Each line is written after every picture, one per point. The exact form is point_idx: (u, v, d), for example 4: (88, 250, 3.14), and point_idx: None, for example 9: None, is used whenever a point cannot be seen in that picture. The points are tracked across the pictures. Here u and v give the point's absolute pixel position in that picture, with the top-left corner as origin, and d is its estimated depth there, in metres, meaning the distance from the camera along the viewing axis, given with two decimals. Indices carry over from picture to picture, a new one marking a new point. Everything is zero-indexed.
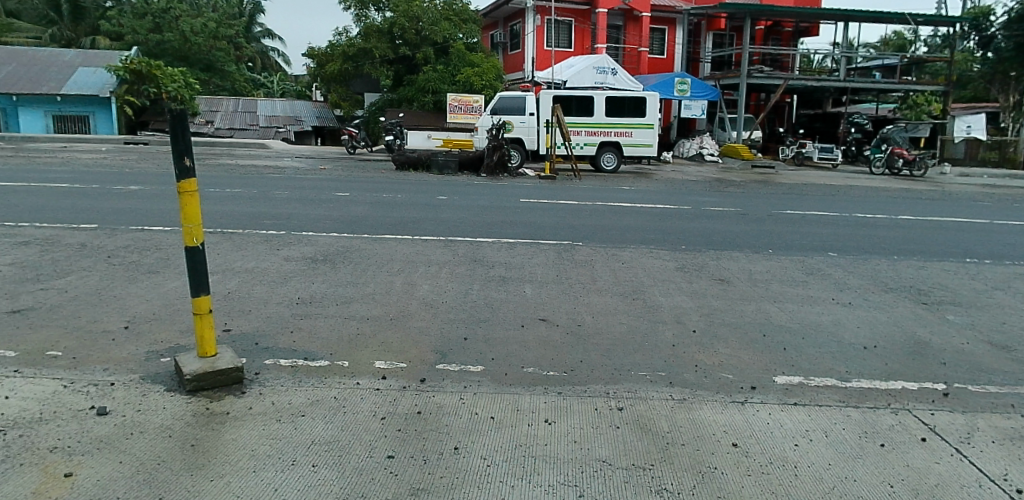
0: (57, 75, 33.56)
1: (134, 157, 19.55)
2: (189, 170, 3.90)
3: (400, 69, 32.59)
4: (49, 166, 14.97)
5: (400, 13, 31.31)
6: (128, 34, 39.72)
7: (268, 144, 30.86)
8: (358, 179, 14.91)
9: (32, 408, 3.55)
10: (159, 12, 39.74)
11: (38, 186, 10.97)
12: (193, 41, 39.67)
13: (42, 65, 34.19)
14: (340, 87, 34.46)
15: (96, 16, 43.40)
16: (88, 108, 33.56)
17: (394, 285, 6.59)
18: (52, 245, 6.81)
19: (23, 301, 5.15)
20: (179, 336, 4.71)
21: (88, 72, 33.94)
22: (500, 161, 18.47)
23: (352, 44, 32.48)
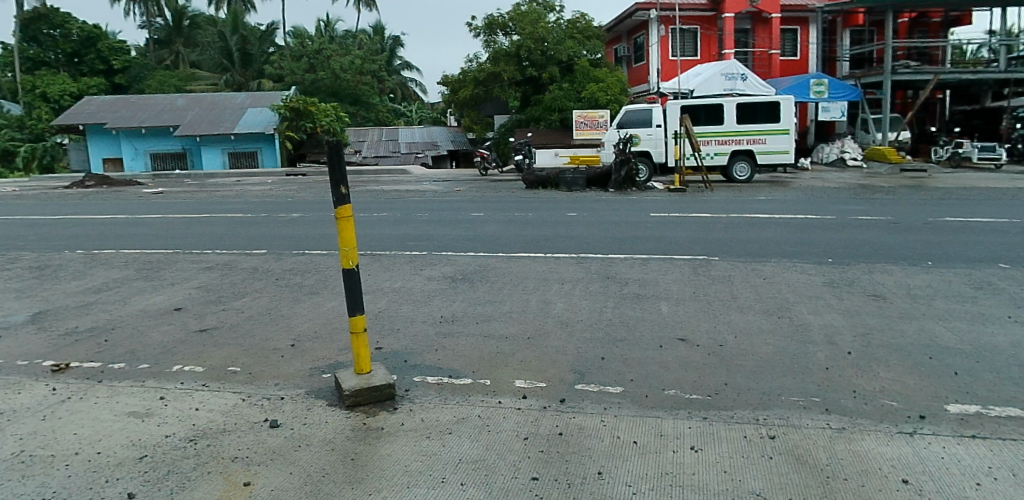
0: (231, 116, 37.46)
1: (294, 187, 21.44)
2: (344, 197, 4.19)
3: (527, 89, 33.42)
4: (227, 199, 16.74)
5: (526, 35, 31.96)
6: (288, 75, 43.81)
7: (408, 170, 32.50)
8: (492, 199, 15.36)
9: (218, 420, 3.95)
10: (313, 54, 43.55)
11: (219, 217, 12.28)
12: (343, 78, 43.20)
13: (219, 108, 38.42)
14: (472, 111, 35.73)
15: (261, 61, 47.62)
16: (257, 144, 37.27)
17: (530, 303, 6.65)
18: (230, 269, 7.61)
19: (209, 321, 5.77)
20: (338, 353, 5.05)
21: (256, 112, 37.72)
22: (628, 176, 18.35)
23: (482, 69, 33.49)
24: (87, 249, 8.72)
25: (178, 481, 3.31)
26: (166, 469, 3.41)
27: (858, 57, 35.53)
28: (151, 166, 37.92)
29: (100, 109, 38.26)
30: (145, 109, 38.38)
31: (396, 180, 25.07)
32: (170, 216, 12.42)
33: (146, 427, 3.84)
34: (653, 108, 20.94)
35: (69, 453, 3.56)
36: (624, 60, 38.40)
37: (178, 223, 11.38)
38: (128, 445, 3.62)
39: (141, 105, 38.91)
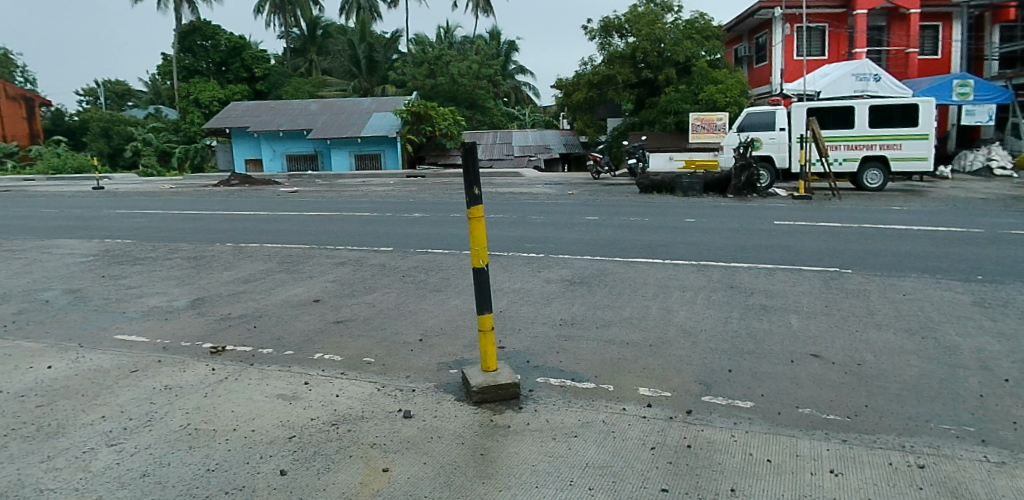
0: (357, 120, 39.54)
1: (414, 188, 22.34)
2: (477, 198, 4.27)
3: (641, 92, 32.94)
4: (355, 199, 17.68)
5: (643, 37, 31.48)
6: (410, 81, 45.81)
7: (521, 172, 32.88)
8: (606, 203, 15.25)
9: (356, 406, 4.17)
10: (434, 60, 45.31)
11: (349, 215, 12.99)
12: (460, 83, 44.47)
13: (346, 112, 40.68)
14: (585, 113, 35.11)
15: (385, 68, 50.11)
16: (380, 147, 39.14)
17: (650, 310, 6.51)
18: (360, 265, 8.02)
19: (344, 312, 6.12)
20: (464, 350, 5.18)
21: (381, 116, 39.56)
22: (749, 182, 17.63)
23: (596, 72, 33.14)
24: (234, 242, 9.49)
25: (323, 462, 3.51)
26: (309, 450, 3.63)
27: (1009, 55, 32.25)
28: (286, 167, 40.85)
29: (244, 114, 41.62)
30: (281, 114, 41.31)
31: (510, 183, 25.50)
32: (306, 214, 13.28)
33: (294, 409, 4.14)
34: (776, 110, 19.99)
35: (227, 428, 3.90)
36: (745, 61, 36.94)
37: (313, 220, 12.15)
38: (280, 425, 3.91)
39: (277, 110, 41.94)
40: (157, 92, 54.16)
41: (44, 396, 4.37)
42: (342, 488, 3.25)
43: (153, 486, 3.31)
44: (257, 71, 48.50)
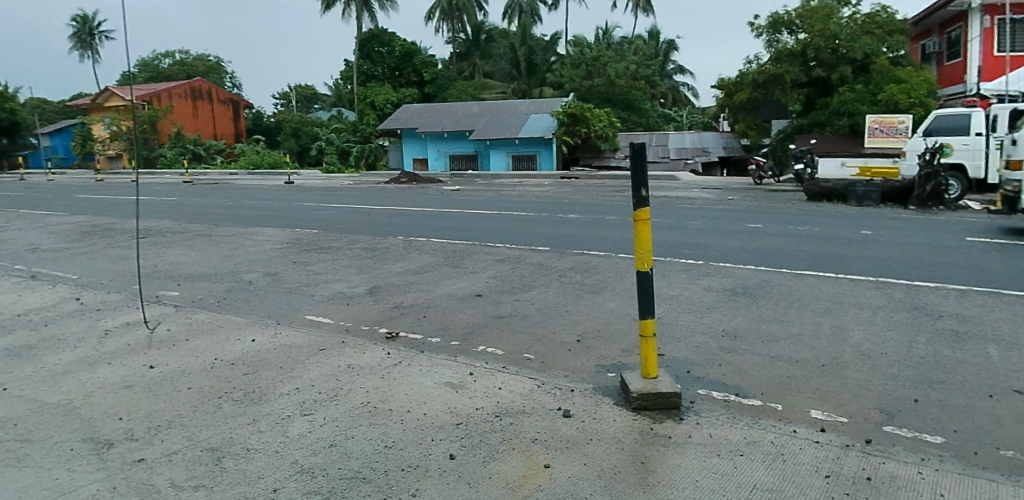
0: (515, 121, 40.65)
1: (569, 189, 22.63)
2: (644, 200, 4.23)
3: (811, 92, 30.83)
4: (514, 198, 18.28)
5: (815, 34, 29.07)
6: (567, 82, 46.32)
7: (678, 176, 31.99)
8: (769, 210, 14.46)
9: (518, 401, 4.36)
10: (591, 61, 45.44)
11: (507, 214, 13.49)
12: (617, 84, 44.29)
13: (505, 114, 41.95)
14: (748, 115, 33.23)
15: (544, 70, 51.14)
16: (536, 148, 39.85)
17: (821, 327, 6.09)
18: (520, 263, 8.35)
19: (504, 309, 6.51)
20: (623, 355, 5.21)
21: (538, 119, 40.40)
22: (935, 192, 15.93)
23: (761, 71, 30.86)
24: (405, 236, 10.21)
25: (488, 451, 3.70)
26: (473, 437, 3.86)
27: None
28: (449, 167, 42.91)
29: (413, 116, 44.39)
30: (445, 115, 43.56)
31: (665, 186, 24.97)
32: (469, 211, 13.97)
33: (460, 398, 4.43)
34: (973, 112, 17.67)
35: (402, 409, 4.28)
36: (933, 57, 33.02)
37: (474, 217, 12.72)
38: (449, 411, 4.21)
39: (442, 112, 44.28)
40: (339, 96, 59.46)
41: (251, 365, 5.06)
42: (507, 479, 3.39)
43: (340, 455, 3.70)
44: (426, 75, 51.72)
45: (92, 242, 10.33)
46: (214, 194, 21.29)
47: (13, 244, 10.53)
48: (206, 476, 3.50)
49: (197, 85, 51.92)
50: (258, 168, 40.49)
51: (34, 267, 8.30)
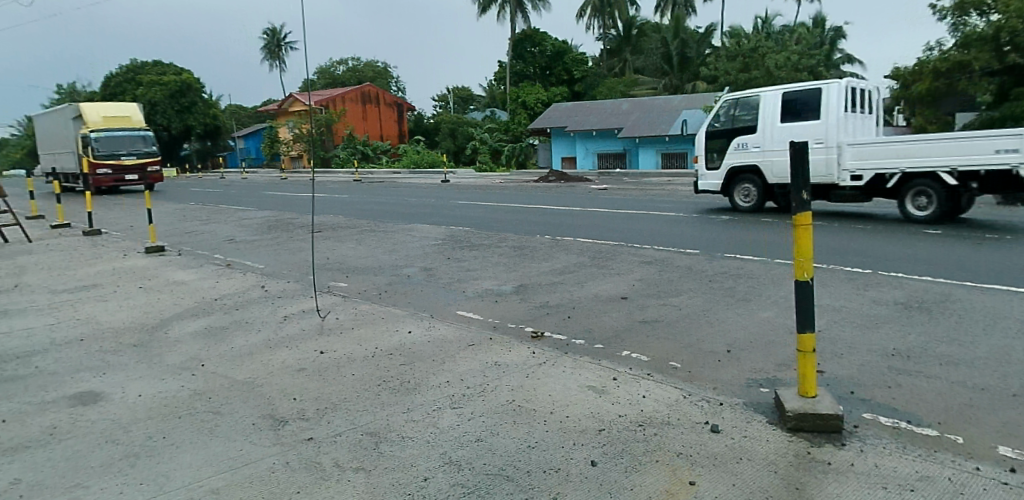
0: (666, 119, 39.43)
1: None
2: (805, 204, 3.89)
3: (1004, 80, 26.39)
4: (662, 198, 17.77)
5: (1012, 12, 25.21)
6: (722, 76, 43.93)
7: None
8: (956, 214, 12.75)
9: (662, 410, 4.21)
10: (748, 52, 42.79)
11: (655, 215, 13.16)
12: (777, 77, 41.00)
13: (656, 111, 40.77)
14: (925, 109, 29.26)
15: (697, 63, 49.22)
16: (687, 145, 38.62)
17: (1018, 351, 5.21)
18: (667, 266, 8.10)
19: (650, 313, 6.35)
20: (776, 369, 4.86)
21: (689, 114, 39.21)
22: None
23: (946, 58, 27.59)
24: (552, 235, 10.31)
25: (631, 461, 3.59)
26: (612, 443, 3.79)
27: None
28: (598, 165, 42.56)
29: (562, 115, 44.40)
30: (594, 113, 43.27)
31: None
32: (616, 211, 13.81)
33: (603, 402, 4.38)
34: None
35: (545, 410, 4.30)
36: None
37: (620, 218, 12.51)
38: (592, 416, 4.17)
39: (591, 110, 44.06)
40: (493, 96, 61.42)
41: (406, 357, 5.37)
42: (648, 492, 3.27)
43: (486, 450, 3.79)
44: (576, 73, 51.81)
45: (276, 235, 11.52)
46: (378, 192, 22.86)
47: (214, 235, 12.03)
48: (365, 459, 3.76)
49: (367, 90, 56.49)
50: (416, 167, 43.02)
51: (230, 256, 9.42)
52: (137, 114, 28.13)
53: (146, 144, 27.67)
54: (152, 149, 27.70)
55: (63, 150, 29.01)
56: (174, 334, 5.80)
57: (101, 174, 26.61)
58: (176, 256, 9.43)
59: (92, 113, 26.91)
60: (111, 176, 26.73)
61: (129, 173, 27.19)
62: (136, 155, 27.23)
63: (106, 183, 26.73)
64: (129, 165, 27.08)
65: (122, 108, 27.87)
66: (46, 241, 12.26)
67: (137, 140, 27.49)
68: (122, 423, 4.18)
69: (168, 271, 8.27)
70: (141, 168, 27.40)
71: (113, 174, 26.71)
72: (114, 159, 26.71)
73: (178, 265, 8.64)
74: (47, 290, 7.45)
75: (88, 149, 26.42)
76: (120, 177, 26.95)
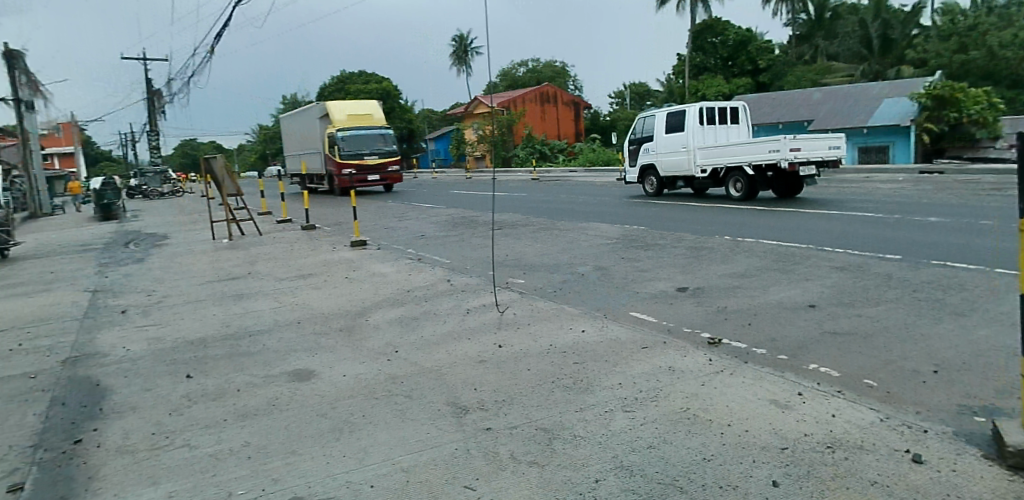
0: (867, 108, 35.28)
1: (931, 187, 19.07)
2: None
3: None
4: (860, 197, 16.02)
5: None
6: (933, 59, 38.65)
7: None
8: None
9: (853, 433, 3.79)
10: (966, 30, 37.28)
11: (850, 215, 11.92)
12: (1003, 57, 35.30)
13: (853, 100, 36.60)
14: None
15: (903, 45, 43.92)
16: (891, 138, 33.19)
17: None
18: (862, 273, 7.30)
19: (841, 324, 5.76)
20: (998, 396, 4.15)
21: (893, 104, 34.27)
22: None
23: None
24: (732, 236, 9.77)
25: (817, 486, 3.27)
26: (801, 464, 3.49)
27: None
28: None
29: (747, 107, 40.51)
30: (782, 105, 39.34)
31: None
32: (804, 211, 12.73)
33: (786, 419, 4.04)
34: None
35: (722, 422, 4.08)
36: None
37: (809, 218, 11.52)
38: (773, 432, 3.87)
39: (778, 101, 40.09)
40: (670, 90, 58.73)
41: (578, 355, 5.39)
42: None
43: (658, 458, 3.68)
44: (761, 62, 48.21)
45: (460, 232, 12.19)
46: (554, 191, 23.27)
47: (406, 231, 13.04)
48: (538, 454, 3.83)
49: (543, 91, 57.85)
50: (587, 165, 43.22)
51: (420, 251, 10.13)
52: (376, 112, 28.34)
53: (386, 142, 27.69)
54: (391, 147, 27.71)
55: (308, 150, 30.25)
56: (373, 321, 6.36)
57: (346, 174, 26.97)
58: (374, 250, 10.36)
59: (338, 111, 27.32)
60: (355, 176, 27.02)
61: (371, 173, 27.37)
62: (377, 154, 27.37)
63: (351, 183, 27.05)
64: (371, 164, 27.27)
65: (363, 104, 28.18)
66: (274, 234, 14.14)
67: (377, 139, 27.56)
68: (328, 400, 4.67)
69: (368, 264, 9.11)
70: (381, 167, 27.53)
71: (357, 174, 27.04)
72: (358, 159, 26.93)
73: (376, 258, 9.49)
74: (273, 277, 8.59)
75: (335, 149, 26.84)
76: (362, 177, 27.19)
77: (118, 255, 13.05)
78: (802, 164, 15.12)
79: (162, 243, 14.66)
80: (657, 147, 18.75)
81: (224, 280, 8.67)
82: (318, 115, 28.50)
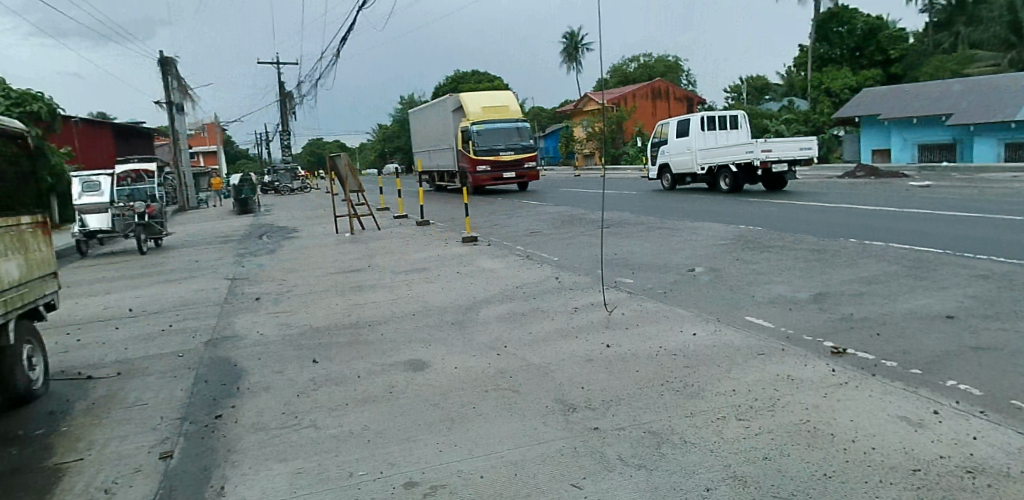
0: (1013, 99, 31.26)
1: None
2: None
3: None
4: (1009, 198, 14.38)
5: None
6: None
7: None
8: None
9: (1000, 459, 3.40)
10: None
11: (998, 218, 10.74)
12: None
13: (1001, 91, 32.66)
14: None
15: None
16: None
17: None
18: (1010, 282, 6.56)
19: (986, 338, 5.20)
20: None
21: None
22: None
23: None
24: (857, 238, 9.11)
25: None
26: (942, 484, 3.19)
27: None
28: (919, 158, 35.33)
29: (878, 99, 37.34)
30: (918, 96, 35.80)
31: None
32: (942, 212, 11.62)
33: (918, 438, 3.71)
34: None
35: (846, 437, 3.80)
36: None
37: (947, 221, 10.56)
38: (904, 451, 3.56)
39: (915, 94, 36.32)
40: (790, 84, 55.45)
41: (690, 359, 5.23)
42: None
43: (774, 470, 3.49)
44: (894, 53, 44.38)
45: (568, 230, 12.20)
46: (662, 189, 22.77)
47: (516, 228, 13.22)
48: (647, 457, 3.75)
49: (656, 86, 56.43)
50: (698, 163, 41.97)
51: (528, 248, 10.24)
52: (512, 105, 27.51)
53: (522, 137, 26.72)
54: (527, 142, 26.73)
55: (439, 146, 30.20)
56: (483, 316, 6.50)
57: (480, 171, 26.42)
58: (484, 246, 10.60)
59: (473, 104, 26.93)
60: (489, 172, 26.39)
61: (507, 170, 26.61)
62: (513, 151, 26.52)
63: (485, 180, 26.45)
64: (506, 161, 26.51)
65: (499, 98, 27.49)
66: (391, 229, 14.81)
67: (512, 133, 26.74)
68: (441, 391, 4.82)
69: (478, 259, 9.32)
70: (517, 164, 26.65)
71: (491, 171, 26.39)
72: (493, 155, 26.28)
73: (485, 254, 9.69)
74: (390, 270, 8.99)
75: (470, 145, 26.31)
76: (498, 174, 26.44)
77: (254, 246, 14.20)
78: (774, 162, 18.28)
79: (291, 236, 15.78)
80: (671, 150, 22.34)
81: (345, 272, 9.19)
82: (453, 110, 28.19)
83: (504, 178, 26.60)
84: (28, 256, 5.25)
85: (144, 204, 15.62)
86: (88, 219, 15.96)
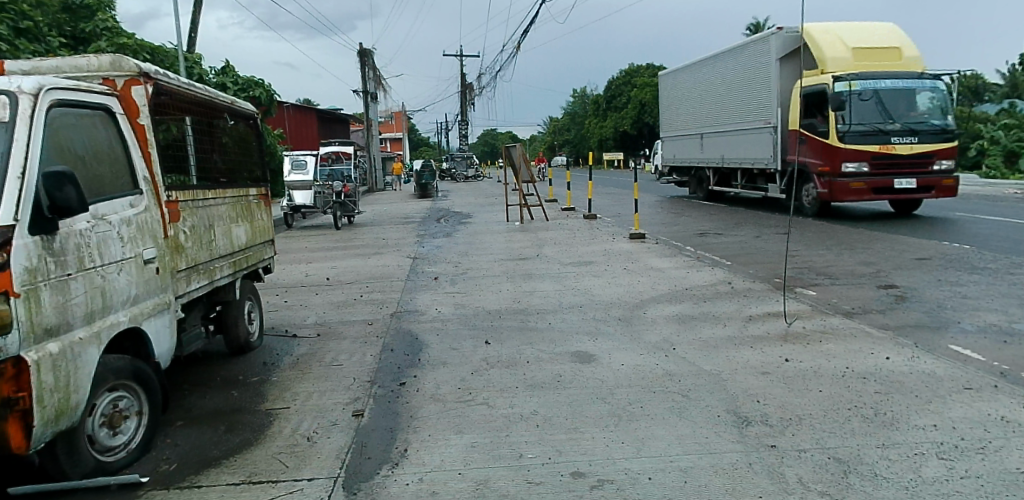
0: None
1: None
2: None
3: None
4: None
5: None
6: None
7: None
8: None
9: None
10: None
11: None
12: None
13: None
14: None
15: None
16: None
17: None
18: None
19: None
20: None
21: None
22: None
23: None
24: None
25: None
26: None
27: None
28: None
29: None
30: None
31: None
32: None
33: None
34: None
35: None
36: None
37: None
38: None
39: None
40: (1013, 85, 48.44)
41: (883, 385, 4.75)
42: None
43: None
44: None
45: (743, 234, 11.63)
46: None
47: (685, 228, 12.86)
48: (831, 485, 3.44)
49: None
50: None
51: (699, 250, 9.87)
52: (905, 47, 14.96)
53: (929, 113, 14.35)
54: (939, 123, 14.27)
55: (723, 125, 19.47)
56: (651, 315, 6.38)
57: (848, 172, 14.40)
58: (653, 244, 10.42)
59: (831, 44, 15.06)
60: (863, 176, 14.38)
61: (899, 175, 14.33)
62: (912, 136, 14.16)
63: (852, 190, 14.49)
64: (900, 157, 14.23)
65: (876, 34, 15.15)
66: (558, 221, 15.09)
67: (912, 102, 14.36)
68: (608, 385, 4.80)
69: (647, 257, 9.18)
70: (919, 163, 14.27)
71: (869, 174, 14.32)
72: (877, 143, 14.21)
73: (654, 253, 9.51)
74: (558, 262, 9.13)
75: (832, 119, 14.53)
76: (881, 180, 14.29)
77: (433, 229, 15.13)
78: None
79: (466, 221, 16.57)
80: None
81: (517, 259, 9.46)
82: (782, 58, 16.54)
83: (892, 188, 14.34)
84: (253, 224, 5.98)
85: (340, 184, 17.39)
86: (295, 194, 18.07)
